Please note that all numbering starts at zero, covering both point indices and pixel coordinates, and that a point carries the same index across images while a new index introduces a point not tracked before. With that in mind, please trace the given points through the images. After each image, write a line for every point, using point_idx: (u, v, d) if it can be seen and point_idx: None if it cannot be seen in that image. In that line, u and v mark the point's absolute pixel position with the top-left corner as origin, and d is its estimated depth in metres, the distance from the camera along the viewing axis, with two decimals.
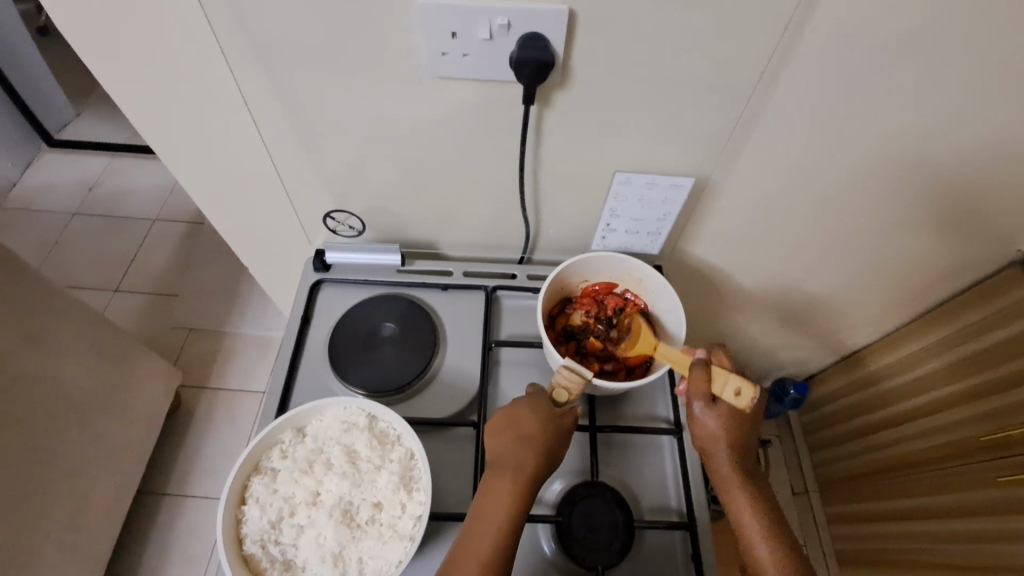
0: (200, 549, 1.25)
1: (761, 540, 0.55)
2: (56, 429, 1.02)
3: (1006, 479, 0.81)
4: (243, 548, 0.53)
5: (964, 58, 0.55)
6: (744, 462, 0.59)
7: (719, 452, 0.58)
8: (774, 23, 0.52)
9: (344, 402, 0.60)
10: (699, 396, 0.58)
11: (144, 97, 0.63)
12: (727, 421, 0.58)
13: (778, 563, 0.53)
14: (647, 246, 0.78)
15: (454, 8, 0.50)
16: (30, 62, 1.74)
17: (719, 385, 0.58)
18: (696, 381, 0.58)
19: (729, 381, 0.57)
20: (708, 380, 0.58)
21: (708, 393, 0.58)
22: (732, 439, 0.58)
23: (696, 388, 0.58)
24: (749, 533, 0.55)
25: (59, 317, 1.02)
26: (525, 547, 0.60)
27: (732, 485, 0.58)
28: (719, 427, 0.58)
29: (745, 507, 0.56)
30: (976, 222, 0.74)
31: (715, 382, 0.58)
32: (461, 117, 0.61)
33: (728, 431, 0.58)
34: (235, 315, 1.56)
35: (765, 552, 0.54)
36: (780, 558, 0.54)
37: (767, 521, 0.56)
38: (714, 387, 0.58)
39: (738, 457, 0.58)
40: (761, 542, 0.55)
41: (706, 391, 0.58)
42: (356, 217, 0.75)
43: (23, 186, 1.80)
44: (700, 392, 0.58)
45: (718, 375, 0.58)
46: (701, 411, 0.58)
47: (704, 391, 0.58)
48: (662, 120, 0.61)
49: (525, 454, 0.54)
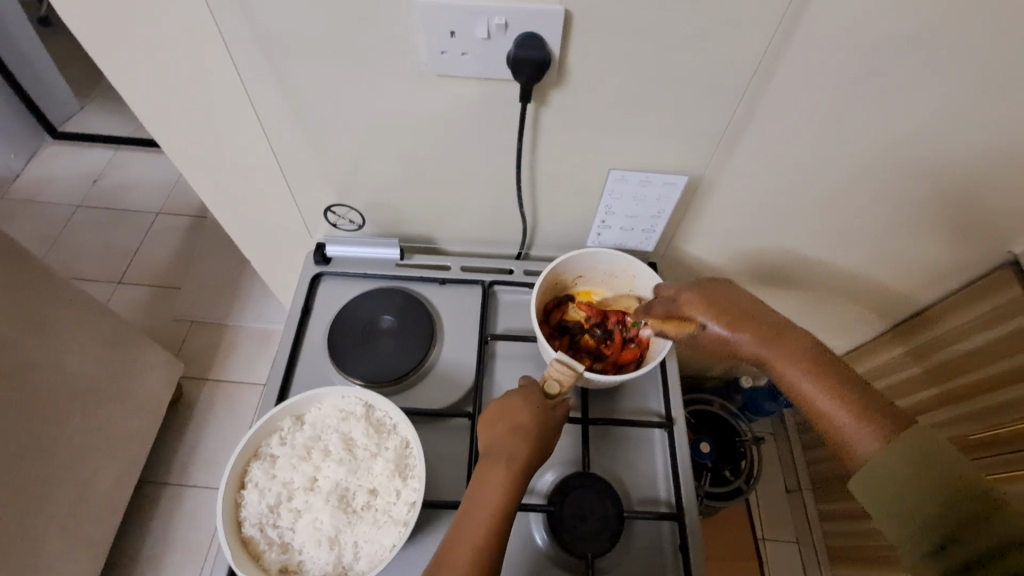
0: (200, 537, 1.26)
1: (822, 399, 0.54)
2: (60, 417, 1.03)
3: (994, 477, 0.81)
4: (242, 531, 0.55)
5: (953, 62, 0.56)
6: (763, 329, 0.59)
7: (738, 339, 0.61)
8: (766, 25, 0.53)
9: (342, 391, 0.61)
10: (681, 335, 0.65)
11: (150, 91, 0.64)
12: (711, 314, 0.62)
13: (853, 419, 0.51)
14: (642, 243, 0.80)
15: (453, 8, 0.52)
16: (34, 54, 1.75)
17: (676, 319, 0.66)
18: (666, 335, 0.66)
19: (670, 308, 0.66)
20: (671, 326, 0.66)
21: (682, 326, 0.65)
22: (728, 322, 0.61)
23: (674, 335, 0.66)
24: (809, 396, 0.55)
25: (63, 307, 1.03)
26: (517, 536, 0.62)
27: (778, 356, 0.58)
28: (713, 322, 0.62)
29: (797, 372, 0.56)
30: (967, 222, 0.75)
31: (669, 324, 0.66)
32: (459, 114, 0.62)
33: (722, 322, 0.61)
34: (236, 308, 1.57)
35: (832, 407, 0.53)
36: (847, 407, 0.52)
37: (819, 377, 0.55)
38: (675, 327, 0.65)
39: (755, 327, 0.60)
40: (827, 403, 0.54)
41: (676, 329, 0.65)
42: (356, 211, 0.76)
43: (27, 177, 1.81)
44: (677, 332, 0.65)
45: (665, 317, 0.66)
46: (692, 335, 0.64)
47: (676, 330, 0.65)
48: (656, 119, 0.62)
49: (519, 442, 0.55)
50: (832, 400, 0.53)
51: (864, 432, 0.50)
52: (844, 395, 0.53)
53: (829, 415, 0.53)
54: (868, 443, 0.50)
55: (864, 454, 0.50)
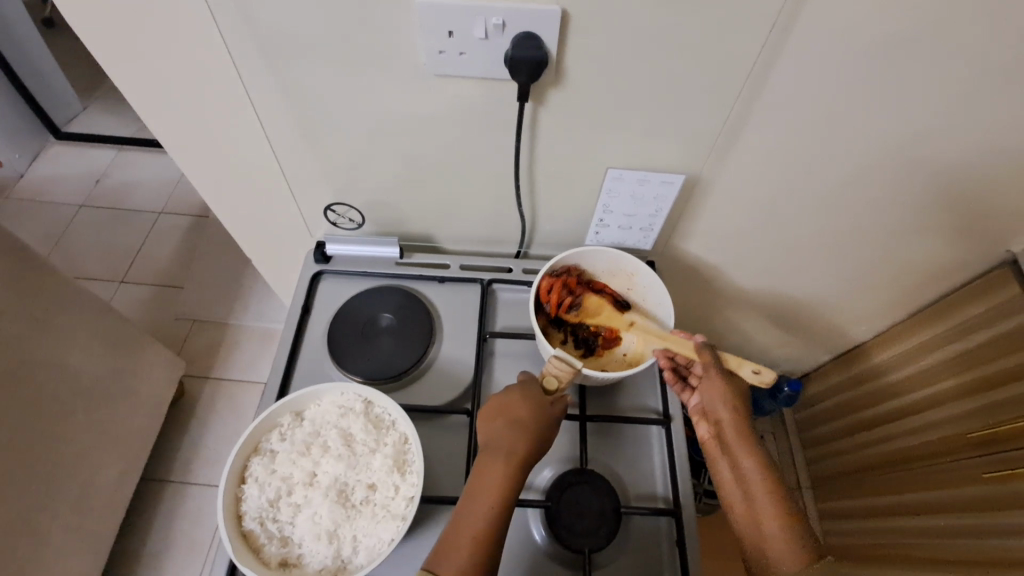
0: (202, 534, 1.27)
1: (770, 516, 0.56)
2: (62, 414, 1.04)
3: (992, 474, 0.83)
4: (242, 525, 0.55)
5: (947, 61, 0.57)
6: (749, 435, 0.61)
7: (726, 424, 0.62)
8: (761, 24, 0.53)
9: (341, 388, 0.62)
10: (718, 369, 0.63)
11: (152, 90, 0.65)
12: (733, 398, 0.62)
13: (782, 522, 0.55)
14: (640, 242, 0.80)
15: (451, 8, 0.52)
16: (37, 54, 1.76)
17: (735, 364, 0.63)
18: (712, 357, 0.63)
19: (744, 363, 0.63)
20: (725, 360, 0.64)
21: (725, 368, 0.63)
22: (736, 410, 0.61)
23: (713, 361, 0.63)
24: (758, 506, 0.57)
25: (66, 305, 1.04)
26: (515, 531, 0.62)
27: (746, 465, 0.59)
28: (726, 398, 0.62)
29: (754, 483, 0.58)
30: (963, 221, 0.76)
31: (732, 362, 0.64)
32: (458, 113, 0.62)
33: (732, 406, 0.62)
34: (238, 307, 1.58)
35: (773, 528, 0.55)
36: (793, 537, 0.54)
37: (774, 497, 0.57)
38: (730, 365, 0.63)
39: (745, 428, 0.61)
40: (770, 522, 0.56)
41: (723, 365, 0.63)
42: (356, 210, 0.77)
43: (31, 177, 1.82)
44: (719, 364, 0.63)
45: (732, 359, 0.64)
46: (712, 383, 0.63)
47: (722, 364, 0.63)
48: (653, 118, 0.62)
49: (517, 439, 0.55)
50: (778, 522, 0.55)
51: (795, 560, 0.53)
52: (788, 521, 0.55)
53: (767, 532, 0.55)
54: (785, 568, 0.53)
55: (782, 574, 0.53)
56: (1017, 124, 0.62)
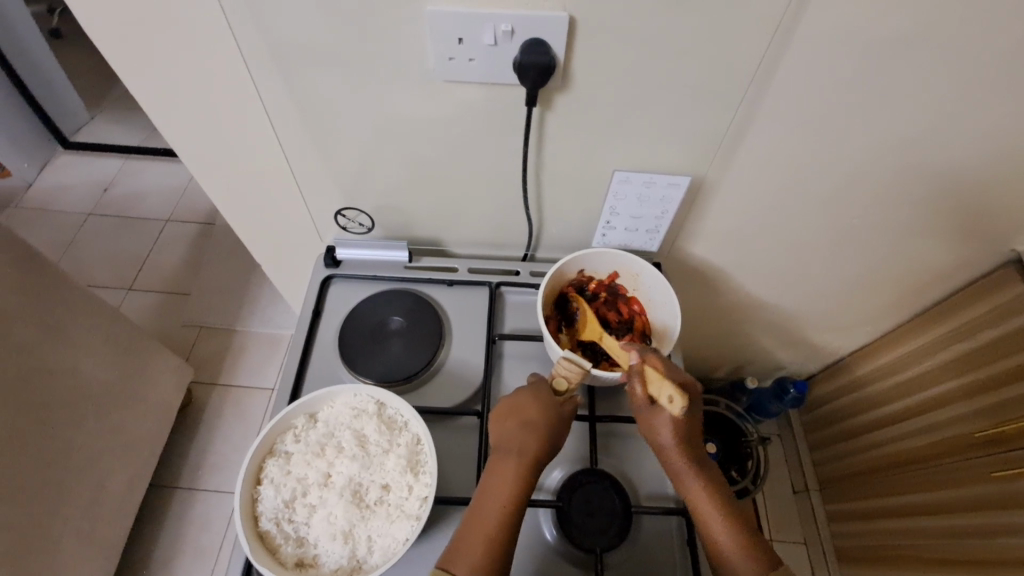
0: (211, 540, 1.27)
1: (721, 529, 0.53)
2: (73, 420, 1.05)
3: (1000, 473, 0.83)
4: (259, 525, 0.56)
5: (948, 62, 0.57)
6: (697, 461, 0.57)
7: (670, 452, 0.57)
8: (764, 29, 0.54)
9: (354, 390, 0.62)
10: (641, 402, 0.58)
11: (164, 97, 0.66)
12: (678, 424, 0.56)
13: (734, 537, 0.52)
14: (645, 244, 0.81)
15: (461, 15, 0.53)
16: (45, 64, 1.78)
17: (656, 390, 0.57)
18: (634, 386, 0.58)
19: (663, 389, 0.56)
20: (646, 385, 0.58)
21: (648, 398, 0.58)
22: (681, 436, 0.57)
23: (636, 394, 0.58)
24: (709, 522, 0.54)
25: (76, 312, 1.05)
26: (527, 531, 0.63)
27: (696, 488, 0.56)
28: (669, 427, 0.57)
29: (705, 499, 0.55)
30: (966, 221, 0.76)
31: (652, 387, 0.57)
32: (467, 118, 0.63)
33: (677, 435, 0.57)
34: (245, 313, 1.59)
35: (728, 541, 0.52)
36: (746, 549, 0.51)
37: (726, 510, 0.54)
38: (652, 391, 0.57)
39: (692, 454, 0.57)
40: (722, 535, 0.53)
41: (644, 396, 0.58)
42: (366, 215, 0.78)
43: (40, 186, 1.84)
44: (639, 397, 0.58)
45: (654, 380, 0.57)
46: (647, 416, 0.58)
47: (643, 396, 0.58)
48: (660, 123, 0.63)
49: (528, 438, 0.56)
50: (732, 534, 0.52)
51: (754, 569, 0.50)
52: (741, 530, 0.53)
53: (721, 545, 0.52)
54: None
55: None
56: (1017, 125, 0.63)
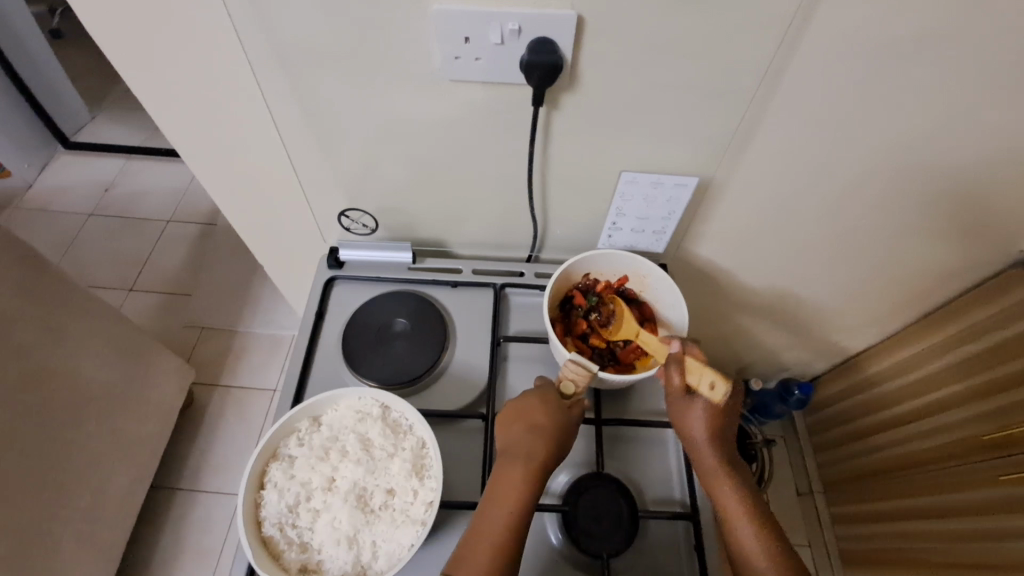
0: (212, 542, 1.27)
1: (748, 530, 0.53)
2: (74, 421, 1.04)
3: (1008, 477, 0.82)
4: (262, 530, 0.55)
5: (961, 62, 0.57)
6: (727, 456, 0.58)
7: (701, 446, 0.58)
8: (775, 28, 0.53)
9: (358, 392, 0.62)
10: (677, 390, 0.59)
11: (166, 97, 0.65)
12: (713, 418, 0.57)
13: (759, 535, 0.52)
14: (651, 245, 0.80)
15: (468, 13, 0.52)
16: (46, 64, 1.78)
17: (696, 378, 0.58)
18: (671, 374, 0.59)
19: (705, 376, 0.57)
20: (684, 373, 0.58)
21: (685, 388, 0.59)
22: (714, 432, 0.57)
23: (673, 382, 0.59)
24: (736, 520, 0.54)
25: (77, 313, 1.05)
26: (532, 536, 0.62)
27: (723, 483, 0.56)
28: (703, 420, 0.57)
29: (733, 499, 0.55)
30: (976, 222, 0.76)
31: (692, 376, 0.58)
32: (472, 118, 0.63)
33: (710, 429, 0.57)
34: (246, 314, 1.58)
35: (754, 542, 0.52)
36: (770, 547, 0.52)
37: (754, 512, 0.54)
38: (690, 381, 0.58)
39: (724, 453, 0.58)
40: (749, 535, 0.53)
41: (682, 385, 0.59)
42: (369, 215, 0.77)
43: (41, 186, 1.84)
44: (676, 385, 0.59)
45: (694, 369, 0.58)
46: (680, 406, 0.58)
47: (680, 385, 0.59)
48: (667, 123, 0.62)
49: (535, 443, 0.55)
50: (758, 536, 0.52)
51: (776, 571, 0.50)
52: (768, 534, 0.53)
53: (747, 546, 0.52)
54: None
55: None
56: None
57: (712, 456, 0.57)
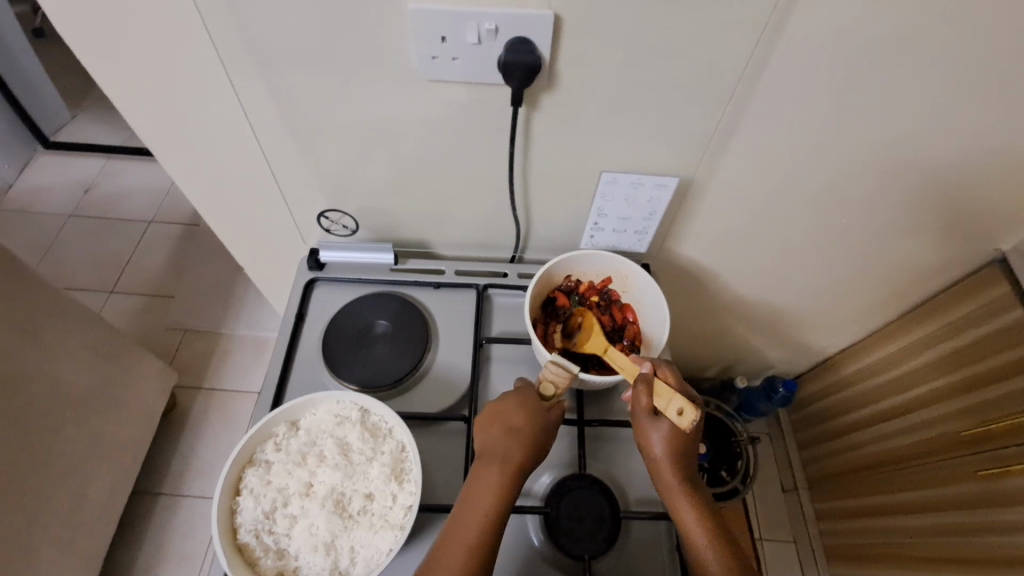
0: (195, 547, 1.25)
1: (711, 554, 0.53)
2: (52, 426, 1.03)
3: (987, 472, 0.83)
4: (238, 538, 0.55)
5: (936, 63, 0.57)
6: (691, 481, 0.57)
7: (664, 470, 0.57)
8: (753, 28, 0.53)
9: (337, 396, 0.61)
10: (643, 412, 0.58)
11: (140, 98, 0.64)
12: (675, 439, 0.57)
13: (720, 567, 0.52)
14: (634, 245, 0.80)
15: (445, 14, 0.52)
16: (26, 63, 1.75)
17: (663, 403, 0.57)
18: (638, 396, 0.58)
19: (672, 401, 0.56)
20: (652, 395, 0.57)
21: (651, 409, 0.57)
22: (675, 455, 0.57)
23: (639, 404, 0.58)
24: (700, 552, 0.53)
25: (55, 316, 1.03)
26: (513, 538, 0.62)
27: (685, 508, 0.56)
28: (666, 442, 0.57)
29: (696, 528, 0.54)
30: (955, 219, 0.76)
31: (659, 399, 0.57)
32: (452, 118, 0.62)
33: (673, 453, 0.57)
34: (231, 315, 1.57)
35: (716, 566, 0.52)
36: None
37: (716, 542, 0.53)
38: (658, 404, 0.57)
39: (687, 478, 0.57)
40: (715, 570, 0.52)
41: (648, 407, 0.57)
42: (350, 216, 0.76)
43: (21, 186, 1.80)
44: (643, 407, 0.57)
45: (663, 392, 0.57)
46: (646, 427, 0.58)
47: (646, 407, 0.57)
48: (648, 123, 0.62)
49: (512, 446, 0.55)
50: (720, 562, 0.52)
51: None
52: (730, 558, 0.53)
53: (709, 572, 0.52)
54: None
55: None
56: (1003, 125, 0.63)
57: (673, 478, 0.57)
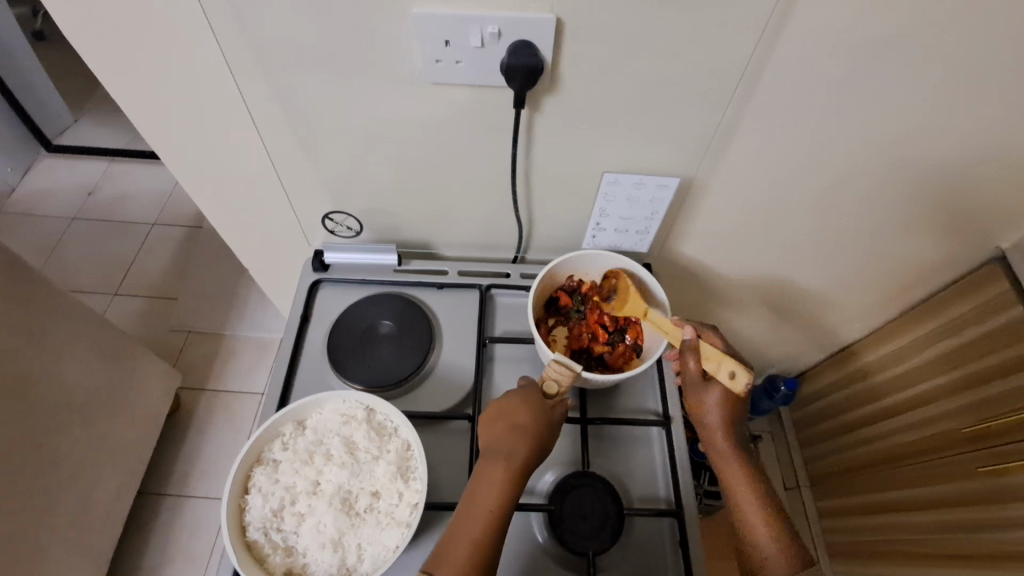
0: (201, 547, 1.26)
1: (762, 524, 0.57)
2: (58, 428, 1.03)
3: (987, 468, 0.83)
4: (246, 535, 0.55)
5: (934, 63, 0.58)
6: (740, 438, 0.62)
7: (714, 428, 0.61)
8: (753, 30, 0.54)
9: (343, 395, 0.62)
10: (694, 375, 0.61)
11: (147, 102, 0.64)
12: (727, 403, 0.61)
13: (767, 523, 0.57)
14: (635, 244, 0.80)
15: (448, 18, 0.53)
16: (28, 66, 1.75)
17: (713, 366, 0.60)
18: (688, 361, 0.61)
19: (722, 364, 0.59)
20: (700, 360, 0.61)
21: (701, 372, 0.61)
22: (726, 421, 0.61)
23: (689, 367, 0.62)
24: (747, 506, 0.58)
25: (60, 318, 1.03)
26: (517, 536, 0.62)
27: (732, 464, 0.60)
28: (718, 403, 0.61)
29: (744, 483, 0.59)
30: (954, 217, 0.77)
31: (708, 363, 0.60)
32: (455, 120, 0.63)
33: (724, 412, 0.61)
34: (233, 316, 1.57)
35: (761, 519, 0.57)
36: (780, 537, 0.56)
37: (763, 499, 0.58)
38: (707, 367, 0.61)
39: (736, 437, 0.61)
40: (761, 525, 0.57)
41: (698, 370, 0.61)
42: (354, 218, 0.77)
43: (23, 190, 1.81)
44: (693, 370, 0.61)
45: (710, 356, 0.60)
46: (696, 389, 0.61)
47: (696, 369, 0.61)
48: (649, 123, 0.63)
49: (516, 442, 0.56)
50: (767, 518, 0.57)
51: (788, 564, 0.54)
52: (776, 522, 0.57)
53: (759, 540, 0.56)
54: (779, 573, 0.54)
55: None
56: (1001, 123, 0.63)
57: (723, 443, 0.61)
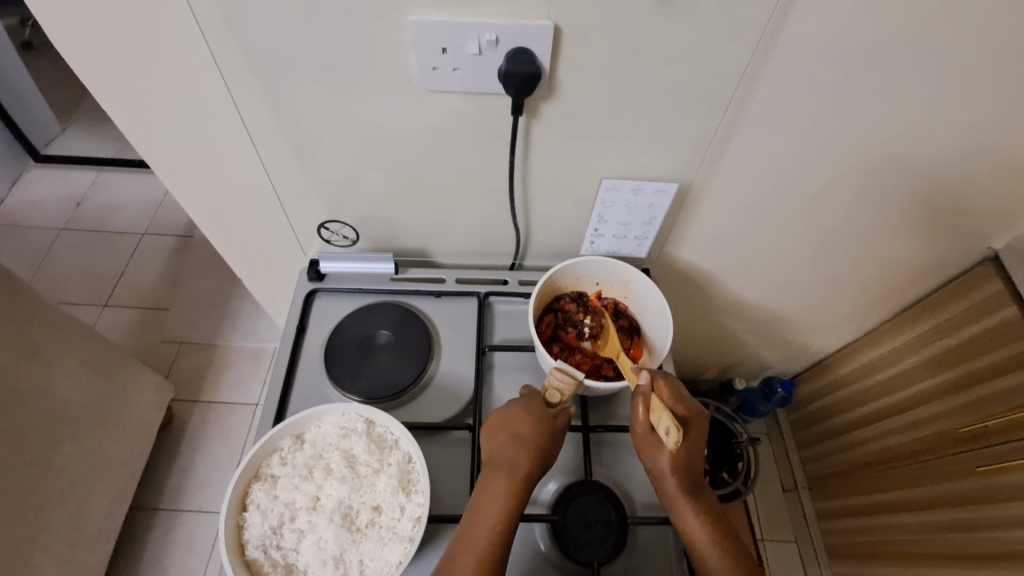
0: (195, 562, 1.24)
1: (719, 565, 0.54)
2: (49, 442, 1.01)
3: (985, 468, 0.83)
4: (245, 554, 0.54)
5: (931, 67, 0.58)
6: (694, 487, 0.58)
7: (665, 480, 0.58)
8: (751, 35, 0.54)
9: (343, 408, 0.61)
10: (642, 427, 0.59)
11: (138, 112, 0.63)
12: (678, 456, 0.57)
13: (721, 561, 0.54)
14: (633, 250, 0.80)
15: (445, 24, 0.52)
16: (15, 76, 1.73)
17: (657, 419, 0.58)
18: (637, 409, 0.60)
19: (662, 419, 0.57)
20: (648, 410, 0.59)
21: (649, 424, 0.59)
22: (681, 469, 0.57)
23: (638, 416, 0.60)
24: (706, 552, 0.55)
25: (49, 331, 1.01)
26: (521, 546, 0.61)
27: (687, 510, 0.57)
28: (666, 457, 0.57)
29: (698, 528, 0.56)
30: (949, 219, 0.77)
31: (654, 415, 0.58)
32: (452, 128, 0.62)
33: (673, 465, 0.57)
34: (227, 326, 1.56)
35: (719, 568, 0.54)
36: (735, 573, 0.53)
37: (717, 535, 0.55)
38: (654, 421, 0.58)
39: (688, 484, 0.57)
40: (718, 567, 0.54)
41: (646, 422, 0.59)
42: (350, 227, 0.76)
43: (12, 200, 1.79)
44: (642, 421, 0.59)
45: (656, 409, 0.58)
46: (647, 441, 0.59)
47: (644, 421, 0.59)
48: (646, 130, 0.63)
49: (521, 453, 0.55)
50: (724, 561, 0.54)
51: None
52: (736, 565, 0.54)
53: None
54: None
55: None
56: (995, 127, 0.64)
57: (680, 494, 0.57)
